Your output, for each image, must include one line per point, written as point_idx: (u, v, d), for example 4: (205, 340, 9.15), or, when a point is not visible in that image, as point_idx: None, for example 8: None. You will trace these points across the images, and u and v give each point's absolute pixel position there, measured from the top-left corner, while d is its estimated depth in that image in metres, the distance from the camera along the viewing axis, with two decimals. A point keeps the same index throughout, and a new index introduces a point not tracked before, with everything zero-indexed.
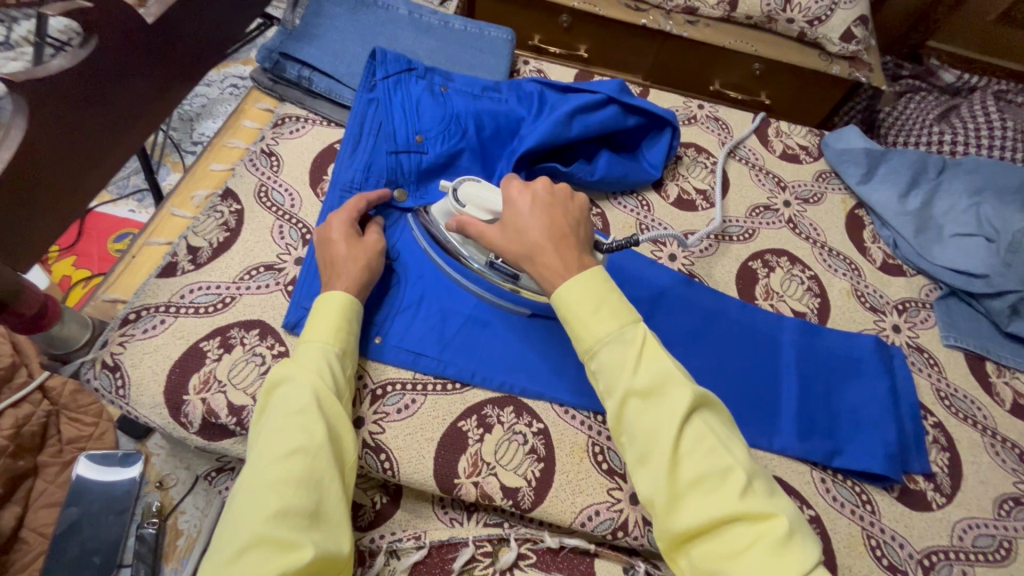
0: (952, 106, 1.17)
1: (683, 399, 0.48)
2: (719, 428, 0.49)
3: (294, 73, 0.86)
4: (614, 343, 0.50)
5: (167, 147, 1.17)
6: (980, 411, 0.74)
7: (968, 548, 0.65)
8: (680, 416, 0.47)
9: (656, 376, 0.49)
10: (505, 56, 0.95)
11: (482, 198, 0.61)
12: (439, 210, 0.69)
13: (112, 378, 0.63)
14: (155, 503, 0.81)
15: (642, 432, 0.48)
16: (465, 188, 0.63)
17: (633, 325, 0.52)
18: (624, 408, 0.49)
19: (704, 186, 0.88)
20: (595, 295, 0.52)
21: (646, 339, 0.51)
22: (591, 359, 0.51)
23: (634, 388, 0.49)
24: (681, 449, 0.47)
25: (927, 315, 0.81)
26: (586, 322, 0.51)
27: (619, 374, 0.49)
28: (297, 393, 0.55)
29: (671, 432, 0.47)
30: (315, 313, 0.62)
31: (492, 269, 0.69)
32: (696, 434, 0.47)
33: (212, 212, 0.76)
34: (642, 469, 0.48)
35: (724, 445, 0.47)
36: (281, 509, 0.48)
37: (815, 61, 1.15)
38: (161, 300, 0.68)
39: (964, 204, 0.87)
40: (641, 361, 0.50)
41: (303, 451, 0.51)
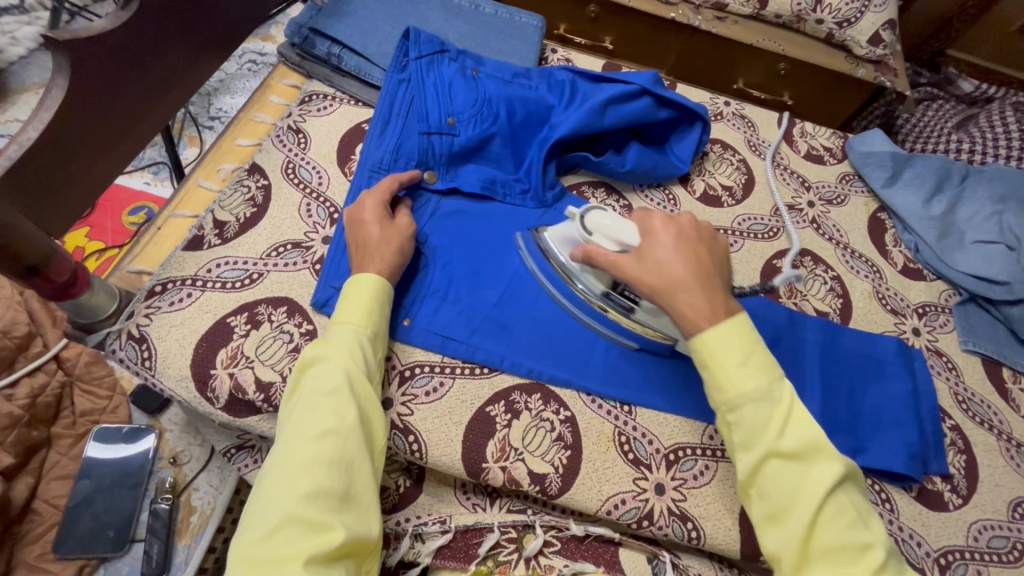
0: (970, 116, 1.18)
1: (831, 469, 0.50)
2: (859, 501, 0.51)
3: (323, 50, 0.85)
4: (761, 402, 0.52)
5: (185, 122, 1.16)
6: (996, 416, 0.75)
7: (983, 548, 0.66)
8: (828, 485, 0.49)
9: (804, 442, 0.50)
10: (534, 43, 0.94)
11: (614, 230, 0.62)
12: (560, 238, 0.70)
13: (138, 350, 0.62)
14: (168, 479, 0.81)
15: (780, 493, 0.50)
16: (595, 219, 0.64)
17: (780, 382, 0.53)
18: (763, 466, 0.51)
19: (730, 182, 0.89)
20: (744, 347, 0.53)
21: (794, 399, 0.52)
22: (730, 413, 0.53)
23: (778, 448, 0.50)
24: (821, 519, 0.49)
25: (946, 319, 0.82)
26: (729, 375, 0.52)
27: (762, 433, 0.51)
28: (331, 373, 0.54)
29: (815, 501, 0.49)
30: (347, 294, 0.61)
31: (609, 299, 0.67)
32: (839, 506, 0.50)
33: (238, 186, 0.75)
34: (771, 525, 0.51)
35: (863, 520, 0.50)
36: (313, 490, 0.48)
37: (841, 64, 1.15)
38: (187, 274, 0.67)
39: (987, 211, 0.87)
40: (788, 422, 0.51)
41: (335, 433, 0.51)
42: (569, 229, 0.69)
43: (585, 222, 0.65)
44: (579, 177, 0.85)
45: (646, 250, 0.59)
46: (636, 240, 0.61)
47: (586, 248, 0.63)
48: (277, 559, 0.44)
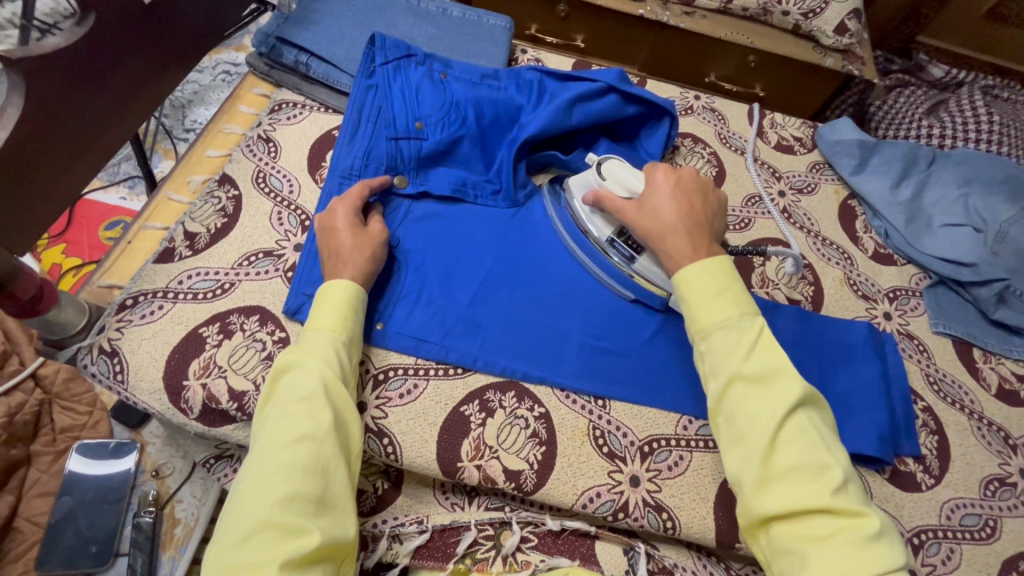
0: (940, 101, 1.20)
1: (792, 389, 0.52)
2: (822, 425, 0.53)
3: (291, 58, 0.86)
4: (728, 328, 0.56)
5: (159, 134, 1.16)
6: (967, 396, 0.76)
7: (956, 526, 0.67)
8: (787, 402, 0.51)
9: (768, 364, 0.53)
10: (503, 44, 0.94)
11: (626, 179, 0.69)
12: (575, 181, 0.75)
13: (110, 364, 0.63)
14: (152, 492, 0.80)
15: (742, 413, 0.52)
16: (611, 166, 0.71)
17: (751, 317, 0.56)
18: (727, 388, 0.54)
19: (701, 176, 0.90)
20: (716, 278, 0.58)
21: (761, 330, 0.55)
22: (701, 340, 0.57)
23: (742, 371, 0.53)
24: (780, 437, 0.51)
25: (917, 303, 0.83)
26: (703, 306, 0.57)
27: (728, 357, 0.54)
28: (307, 377, 0.55)
29: (772, 421, 0.51)
30: (321, 300, 0.61)
31: (613, 246, 0.72)
32: (800, 426, 0.51)
33: (209, 197, 0.75)
34: (734, 448, 0.52)
35: (826, 445, 0.51)
36: (288, 494, 0.48)
37: (809, 54, 1.16)
38: (159, 286, 0.68)
39: (954, 194, 0.88)
40: (753, 348, 0.54)
41: (310, 437, 0.51)
42: (583, 176, 0.74)
43: (602, 170, 0.71)
44: (550, 176, 0.86)
45: (645, 200, 0.65)
46: (642, 188, 0.68)
47: (596, 193, 0.70)
48: (251, 565, 0.45)
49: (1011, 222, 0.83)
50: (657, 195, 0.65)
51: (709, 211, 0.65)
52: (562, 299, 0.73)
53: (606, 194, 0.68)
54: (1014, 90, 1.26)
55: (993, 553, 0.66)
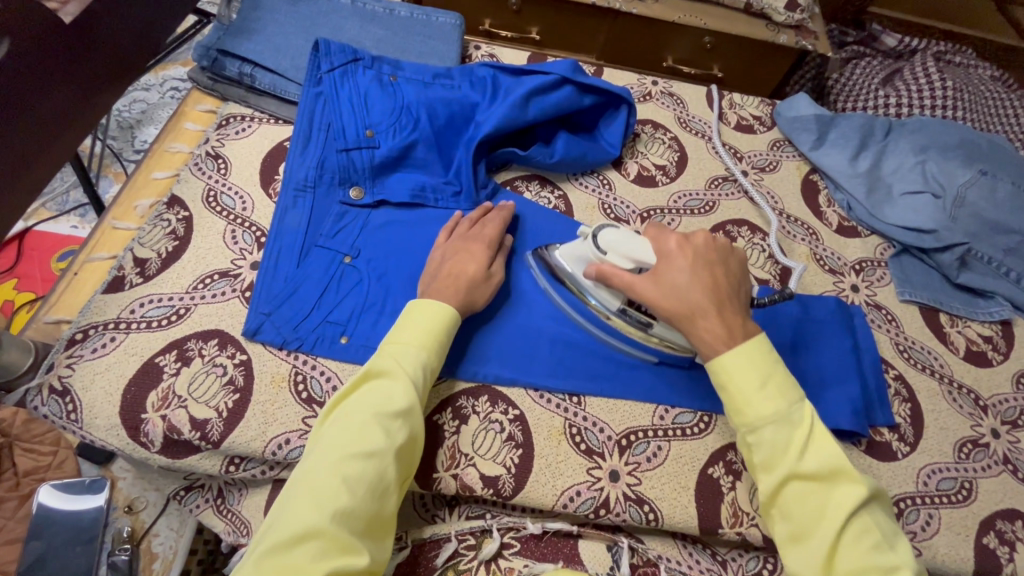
0: (895, 70, 1.21)
1: (854, 490, 0.51)
2: (884, 522, 0.52)
3: (234, 70, 0.82)
4: (780, 423, 0.54)
5: (108, 157, 1.12)
6: (937, 361, 0.77)
7: (933, 492, 0.67)
8: (849, 506, 0.50)
9: (826, 463, 0.52)
10: (454, 41, 0.93)
11: (629, 248, 0.62)
12: (569, 254, 0.68)
13: (62, 404, 0.60)
14: (126, 529, 0.78)
15: (802, 515, 0.52)
16: (609, 237, 0.64)
17: (799, 406, 0.55)
18: (783, 487, 0.53)
19: (663, 162, 0.89)
20: (760, 368, 0.56)
21: (812, 422, 0.55)
22: (750, 433, 0.55)
23: (799, 470, 0.52)
24: (842, 542, 0.50)
25: (883, 272, 0.84)
26: (749, 400, 0.55)
27: (782, 456, 0.53)
28: (393, 395, 0.54)
29: (838, 517, 0.50)
30: (419, 314, 0.61)
31: (625, 316, 0.66)
32: (862, 528, 0.51)
33: (158, 221, 0.73)
34: (794, 546, 0.52)
35: (890, 543, 0.51)
36: (348, 508, 0.48)
37: (762, 31, 1.16)
38: (109, 317, 0.65)
39: (911, 162, 0.89)
40: (807, 447, 0.53)
41: (379, 457, 0.51)
42: (581, 249, 0.67)
43: (599, 241, 0.64)
44: (512, 173, 0.84)
45: (661, 275, 0.60)
46: (651, 258, 0.61)
47: (600, 267, 0.63)
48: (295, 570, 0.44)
49: (968, 185, 0.83)
50: (674, 271, 0.60)
51: (732, 277, 0.62)
52: (530, 297, 0.72)
53: (613, 270, 0.62)
54: (966, 55, 1.28)
55: (971, 515, 0.67)
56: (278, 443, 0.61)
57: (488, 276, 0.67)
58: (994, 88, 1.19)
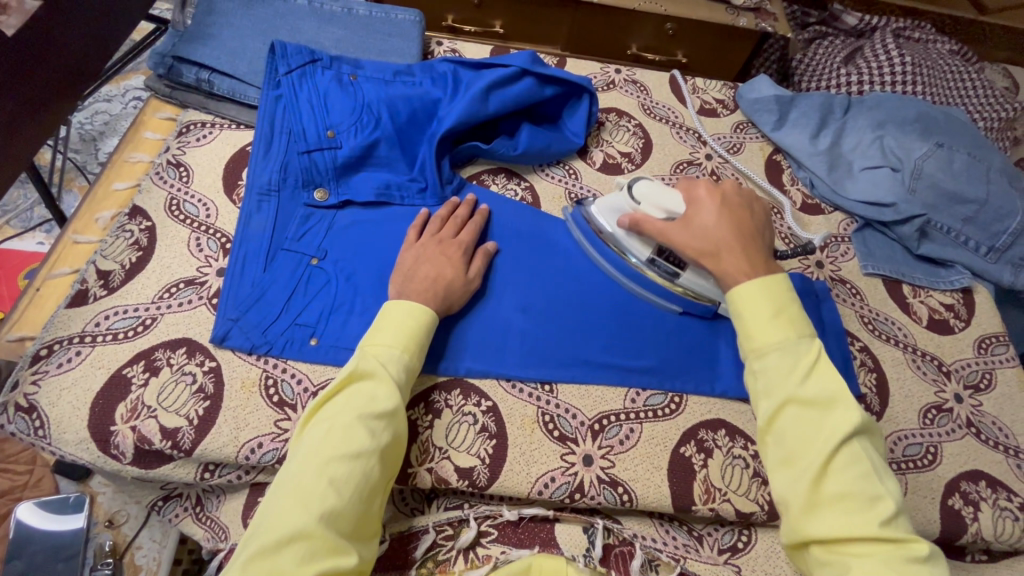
0: (856, 48, 1.22)
1: (850, 417, 0.52)
2: (876, 457, 0.52)
3: (191, 77, 0.81)
4: (784, 349, 0.56)
5: (71, 171, 1.10)
6: (901, 331, 0.79)
7: (899, 457, 0.69)
8: (844, 429, 0.51)
9: (825, 391, 0.53)
10: (414, 38, 0.92)
11: (661, 200, 0.68)
12: (604, 208, 0.74)
13: (29, 421, 0.60)
14: (107, 543, 0.79)
15: (793, 438, 0.52)
16: (641, 188, 0.70)
17: (809, 340, 0.56)
18: (782, 410, 0.53)
19: (628, 148, 0.90)
20: (772, 301, 0.58)
21: (819, 354, 0.55)
22: (756, 359, 0.57)
23: (798, 395, 0.53)
24: (831, 466, 0.50)
25: (846, 247, 0.85)
26: (758, 325, 0.57)
27: (783, 381, 0.54)
28: (378, 396, 0.55)
29: (829, 442, 0.51)
30: (398, 314, 0.61)
31: (654, 265, 0.71)
32: (852, 456, 0.51)
33: (120, 232, 0.72)
34: (784, 469, 0.52)
35: (879, 475, 0.51)
36: (336, 510, 0.48)
37: (723, 16, 1.17)
38: (74, 331, 0.65)
39: (869, 137, 0.90)
40: (810, 373, 0.54)
41: (366, 457, 0.51)
42: (615, 201, 0.73)
43: (634, 193, 0.70)
44: (478, 167, 0.84)
45: (692, 220, 0.65)
46: (683, 207, 0.67)
47: (634, 216, 0.69)
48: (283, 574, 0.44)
49: (925, 158, 0.85)
50: (704, 212, 0.66)
51: (756, 223, 0.66)
52: (499, 290, 0.73)
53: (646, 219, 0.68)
54: (925, 30, 1.30)
55: (936, 478, 0.69)
56: (251, 448, 0.61)
57: (454, 269, 0.68)
58: (951, 61, 1.21)
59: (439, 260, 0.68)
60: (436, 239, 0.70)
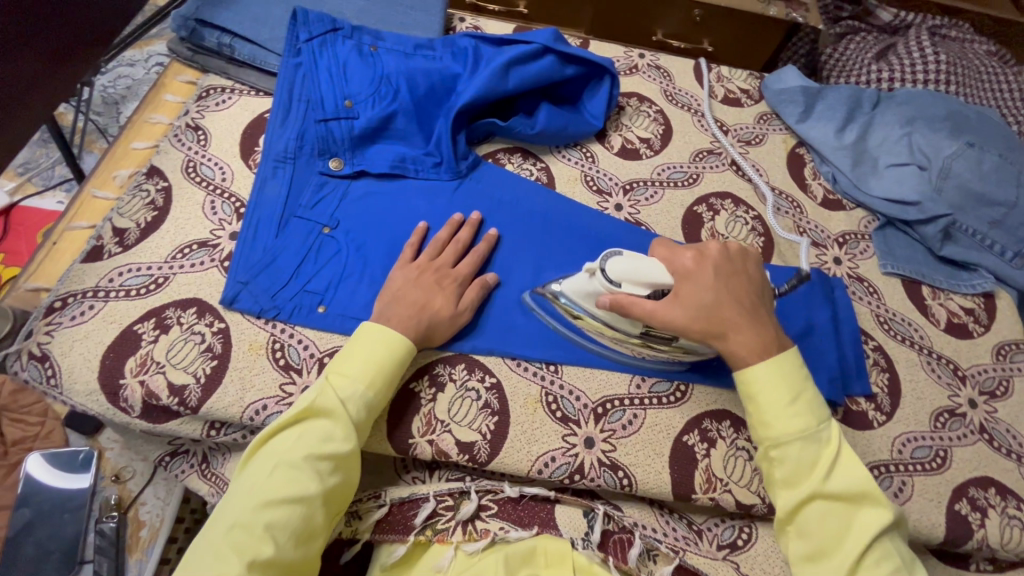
0: (889, 44, 1.19)
1: (878, 517, 0.53)
2: (903, 550, 0.54)
3: (213, 41, 0.82)
4: (807, 441, 0.55)
5: (92, 133, 1.11)
6: (917, 332, 0.77)
7: (908, 460, 0.68)
8: (873, 530, 0.52)
9: (850, 486, 0.53)
10: (436, 12, 0.92)
11: (642, 274, 0.58)
12: (577, 292, 0.63)
13: (41, 369, 0.61)
14: (113, 496, 0.79)
15: (821, 534, 0.53)
16: (616, 267, 0.59)
17: (828, 425, 0.56)
18: (808, 506, 0.54)
19: (647, 134, 0.88)
20: (788, 386, 0.57)
21: (840, 445, 0.56)
22: (775, 449, 0.56)
23: (823, 490, 0.53)
24: (863, 563, 0.51)
25: (866, 245, 0.83)
26: (775, 415, 0.56)
27: (807, 474, 0.54)
28: (331, 438, 0.54)
29: (859, 543, 0.52)
30: (365, 347, 0.59)
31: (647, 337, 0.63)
32: (882, 554, 0.52)
33: (137, 191, 0.73)
34: (810, 564, 0.54)
35: (909, 570, 0.52)
36: (272, 557, 0.48)
37: (753, 4, 1.15)
38: (88, 286, 0.65)
39: (897, 134, 0.88)
40: (833, 469, 0.54)
41: (309, 502, 0.52)
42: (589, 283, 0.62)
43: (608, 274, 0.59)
44: (494, 145, 0.84)
45: (685, 297, 0.59)
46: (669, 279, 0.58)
47: (620, 299, 0.58)
48: None
49: (954, 157, 0.82)
50: (699, 289, 0.59)
51: (751, 283, 0.62)
52: (509, 269, 0.73)
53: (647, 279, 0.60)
54: (961, 28, 1.26)
55: (945, 482, 0.67)
56: (255, 409, 0.62)
57: (445, 300, 0.65)
58: (987, 61, 1.17)
59: (429, 287, 0.65)
60: (432, 266, 0.67)
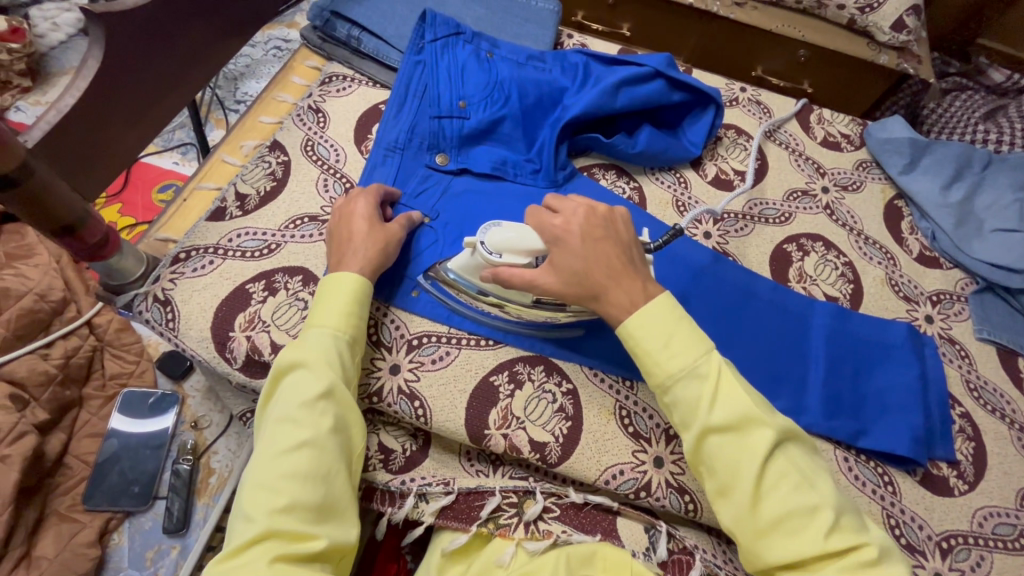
0: (1000, 105, 1.15)
1: (763, 437, 0.50)
2: (801, 462, 0.51)
3: (343, 33, 0.88)
4: (688, 379, 0.53)
5: (213, 105, 1.20)
6: (1008, 405, 0.74)
7: (987, 535, 0.65)
8: (763, 451, 0.50)
9: (732, 412, 0.51)
10: (550, 27, 0.95)
11: (516, 243, 0.59)
12: (462, 268, 0.65)
13: (163, 312, 0.66)
14: (189, 442, 0.86)
15: (723, 467, 0.51)
16: (492, 239, 0.59)
17: (706, 358, 0.54)
18: (703, 443, 0.52)
19: (742, 167, 0.88)
20: (663, 328, 0.55)
21: (721, 373, 0.53)
22: (665, 395, 0.54)
23: (711, 424, 0.51)
24: (763, 485, 0.49)
25: (961, 307, 0.81)
26: (659, 359, 0.54)
27: (695, 412, 0.52)
28: (308, 383, 0.55)
29: (754, 469, 0.49)
30: (329, 295, 0.61)
31: (540, 305, 0.65)
32: (779, 471, 0.50)
33: (260, 161, 0.78)
34: (722, 499, 0.51)
35: (809, 482, 0.50)
36: (288, 503, 0.49)
37: (862, 50, 1.14)
38: (210, 242, 0.71)
39: (1009, 200, 0.85)
40: (716, 397, 0.52)
41: (310, 443, 0.52)
42: (473, 258, 0.63)
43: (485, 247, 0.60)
44: (591, 159, 0.86)
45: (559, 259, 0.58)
46: (542, 245, 0.59)
47: (498, 271, 0.59)
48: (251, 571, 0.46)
49: None
50: (568, 256, 0.58)
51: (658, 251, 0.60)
52: None
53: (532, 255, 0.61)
54: None
55: None
56: None
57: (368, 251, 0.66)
58: None
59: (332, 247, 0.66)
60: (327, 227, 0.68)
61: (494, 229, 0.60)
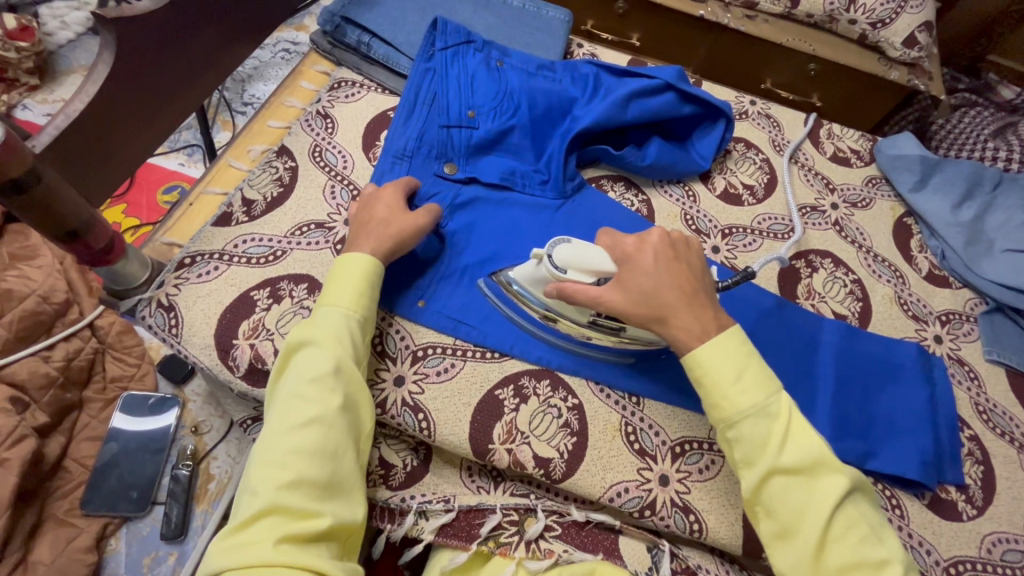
0: (1008, 123, 1.14)
1: (836, 484, 0.50)
2: (869, 514, 0.51)
3: (353, 38, 0.88)
4: (758, 417, 0.52)
5: (220, 106, 1.19)
6: (1017, 428, 0.73)
7: (996, 561, 0.64)
8: (833, 499, 0.49)
9: (805, 457, 0.51)
10: (560, 36, 0.95)
11: (586, 262, 0.59)
12: (525, 278, 0.65)
13: (166, 318, 0.66)
14: (190, 447, 0.84)
15: (788, 510, 0.50)
16: (562, 255, 0.59)
17: (777, 397, 0.53)
18: (766, 483, 0.51)
19: (752, 182, 0.88)
20: (735, 363, 0.54)
21: (793, 414, 0.53)
22: (729, 429, 0.53)
23: (779, 465, 0.51)
24: (830, 534, 0.49)
25: (970, 328, 0.80)
26: (726, 395, 0.53)
27: (763, 450, 0.51)
28: (318, 361, 0.55)
29: (821, 515, 0.49)
30: (341, 276, 0.61)
31: (595, 325, 0.65)
32: (849, 520, 0.50)
33: (267, 166, 0.78)
34: (780, 542, 0.51)
35: (876, 535, 0.50)
36: (295, 479, 0.49)
37: (873, 65, 1.13)
38: (215, 248, 0.70)
39: (1019, 220, 0.85)
40: (787, 440, 0.51)
41: (319, 421, 0.52)
42: (538, 269, 0.63)
43: (554, 262, 0.60)
44: (599, 171, 0.85)
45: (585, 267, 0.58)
46: (612, 267, 0.58)
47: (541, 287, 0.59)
48: (257, 543, 0.46)
49: None
50: (637, 275, 0.58)
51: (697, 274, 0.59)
52: None
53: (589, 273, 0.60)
54: None
55: None
56: None
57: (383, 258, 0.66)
58: None
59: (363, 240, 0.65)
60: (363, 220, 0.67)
61: (566, 245, 0.60)
